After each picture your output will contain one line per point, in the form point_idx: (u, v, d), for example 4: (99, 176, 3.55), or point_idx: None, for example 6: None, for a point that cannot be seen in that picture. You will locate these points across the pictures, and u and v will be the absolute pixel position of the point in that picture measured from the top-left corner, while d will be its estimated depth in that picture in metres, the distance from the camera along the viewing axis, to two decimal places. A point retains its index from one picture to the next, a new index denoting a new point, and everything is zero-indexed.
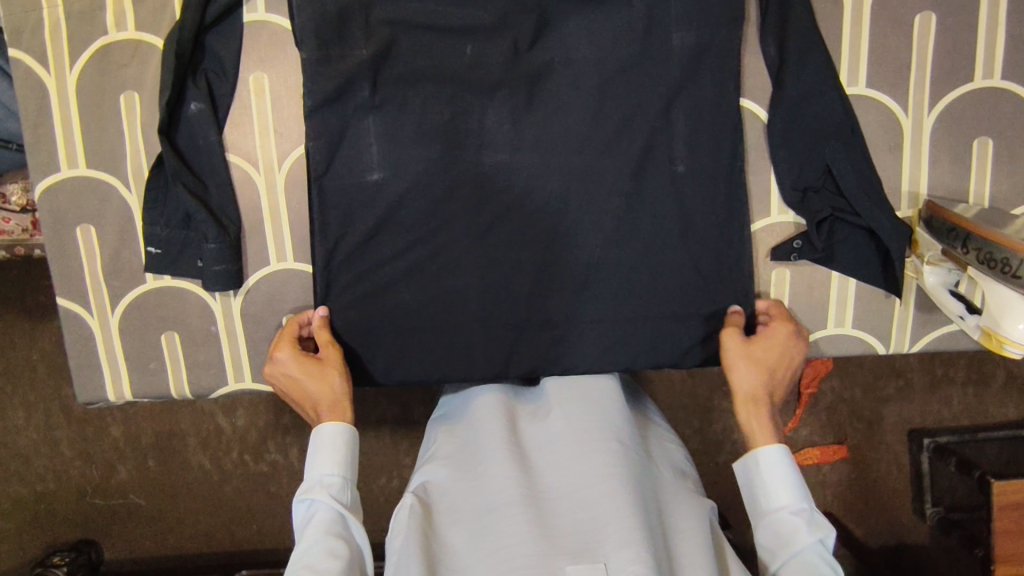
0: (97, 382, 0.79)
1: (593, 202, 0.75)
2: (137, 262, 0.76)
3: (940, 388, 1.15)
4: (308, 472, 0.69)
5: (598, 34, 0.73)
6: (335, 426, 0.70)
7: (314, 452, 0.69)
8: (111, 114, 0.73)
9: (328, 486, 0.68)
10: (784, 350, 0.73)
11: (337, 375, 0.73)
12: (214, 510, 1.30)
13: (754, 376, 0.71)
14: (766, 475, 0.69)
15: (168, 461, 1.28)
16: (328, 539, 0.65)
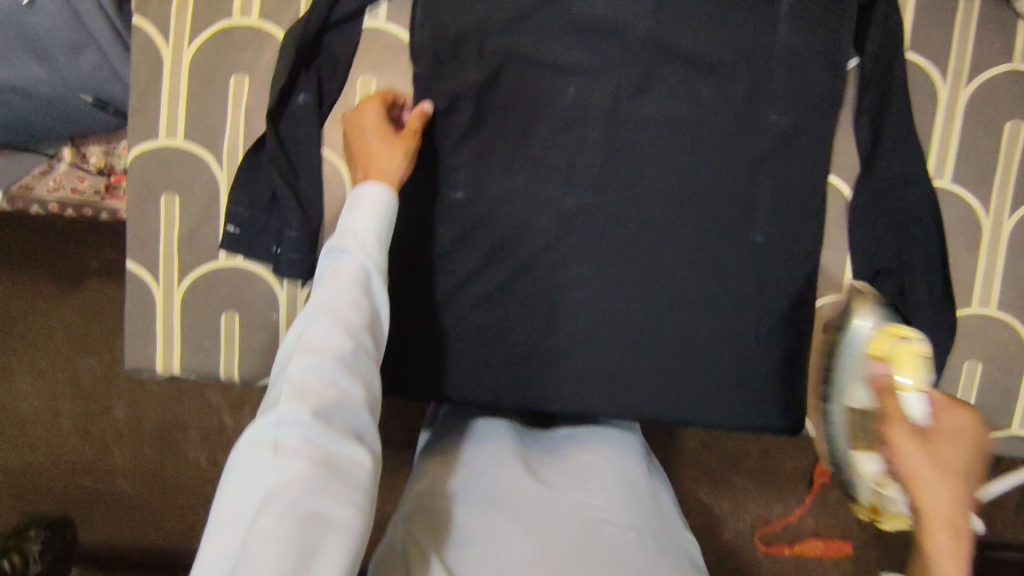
0: (148, 350, 0.79)
1: (666, 251, 0.77)
2: (214, 238, 0.77)
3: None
4: (343, 227, 0.60)
5: (699, 93, 0.75)
6: (381, 187, 0.64)
7: (353, 205, 0.61)
8: (220, 93, 0.75)
9: (361, 237, 0.59)
10: (966, 433, 0.55)
11: (400, 153, 0.68)
12: (202, 511, 1.27)
13: (962, 491, 0.49)
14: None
15: (165, 452, 1.27)
16: (348, 302, 0.54)
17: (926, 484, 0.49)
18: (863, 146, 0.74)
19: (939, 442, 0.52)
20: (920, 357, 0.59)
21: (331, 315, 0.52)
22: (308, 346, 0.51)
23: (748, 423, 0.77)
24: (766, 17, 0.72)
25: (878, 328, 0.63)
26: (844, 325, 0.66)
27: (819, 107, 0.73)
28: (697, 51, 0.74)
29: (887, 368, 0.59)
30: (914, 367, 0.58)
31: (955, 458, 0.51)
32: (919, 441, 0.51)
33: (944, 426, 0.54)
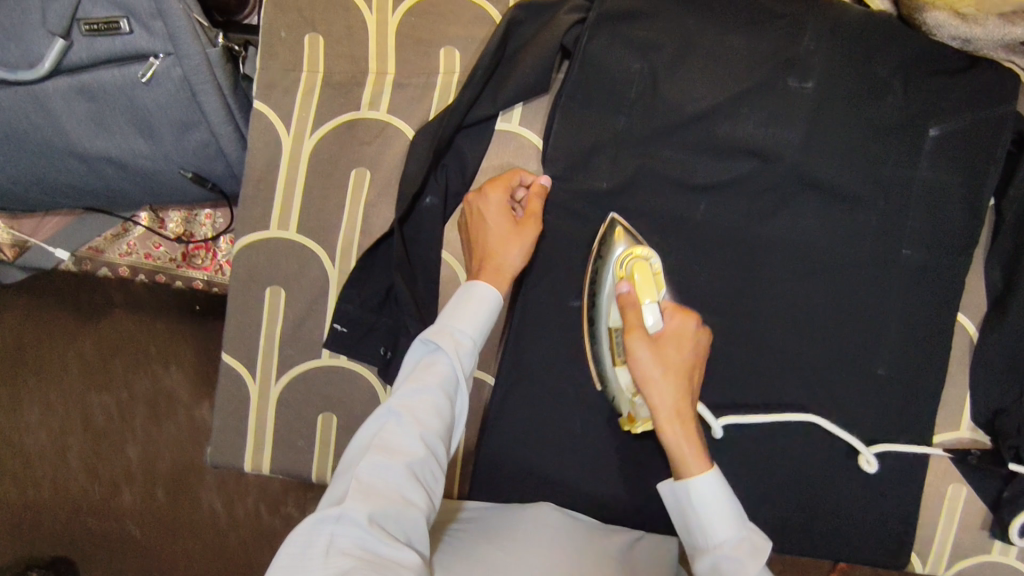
0: (237, 447, 0.75)
1: (788, 379, 0.74)
2: (318, 335, 0.73)
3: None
4: (443, 320, 0.63)
5: (836, 220, 0.72)
6: (492, 293, 0.65)
7: (459, 303, 0.64)
8: (339, 187, 0.72)
9: (459, 343, 0.62)
10: (693, 348, 0.64)
11: (517, 243, 0.67)
12: (211, 559, 1.25)
13: (675, 392, 0.63)
14: (708, 505, 0.60)
15: (176, 495, 1.26)
16: (431, 408, 0.58)
17: (652, 382, 0.63)
18: (994, 287, 0.73)
19: (666, 347, 0.63)
20: (651, 274, 0.66)
21: (413, 415, 0.57)
22: (386, 445, 0.55)
23: (854, 557, 0.76)
24: (912, 151, 0.70)
25: (631, 253, 0.67)
26: (604, 255, 0.69)
27: (955, 245, 0.72)
28: (838, 180, 0.71)
29: (631, 287, 0.66)
30: (654, 296, 0.65)
31: (679, 362, 0.63)
32: (651, 344, 0.63)
33: (672, 331, 0.64)
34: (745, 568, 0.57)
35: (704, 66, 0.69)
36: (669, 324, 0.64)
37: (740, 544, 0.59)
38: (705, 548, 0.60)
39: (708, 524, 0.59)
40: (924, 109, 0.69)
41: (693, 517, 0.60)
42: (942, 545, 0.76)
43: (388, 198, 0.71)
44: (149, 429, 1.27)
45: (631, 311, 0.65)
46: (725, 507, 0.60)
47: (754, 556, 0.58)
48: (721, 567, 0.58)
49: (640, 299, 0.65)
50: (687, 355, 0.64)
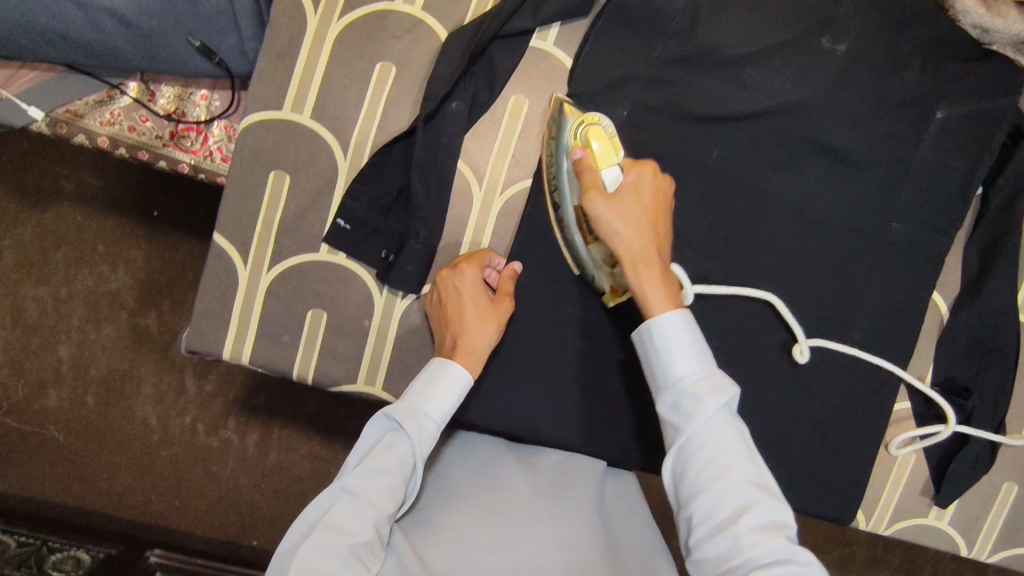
0: (218, 335, 0.72)
1: (775, 333, 0.76)
2: (320, 229, 0.71)
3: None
4: (411, 399, 0.65)
5: (839, 185, 0.75)
6: (461, 373, 0.66)
7: (429, 381, 0.66)
8: (362, 78, 0.69)
9: (423, 425, 0.64)
10: (652, 193, 0.63)
11: (492, 324, 0.68)
12: (140, 474, 1.33)
13: (638, 237, 0.62)
14: (671, 341, 0.60)
15: (109, 403, 1.32)
16: (385, 490, 0.61)
17: (612, 231, 0.62)
18: (971, 270, 0.78)
19: (623, 199, 0.62)
20: (607, 139, 0.66)
21: (368, 495, 0.60)
22: (334, 524, 0.58)
23: (808, 511, 0.79)
24: (919, 129, 0.74)
25: (581, 123, 0.67)
26: (555, 136, 0.69)
27: (940, 225, 0.76)
28: (848, 146, 0.74)
29: (587, 155, 0.65)
30: (612, 155, 0.65)
31: (633, 214, 0.62)
32: (607, 200, 0.62)
33: (628, 183, 0.63)
34: (701, 405, 0.58)
35: (742, 14, 0.70)
36: (627, 177, 0.63)
37: (703, 382, 0.59)
38: (667, 385, 0.60)
39: (673, 362, 0.60)
40: (934, 91, 0.73)
41: (656, 354, 0.61)
42: (885, 505, 0.82)
43: (411, 97, 0.70)
44: (85, 329, 1.31)
45: (585, 170, 0.65)
46: (689, 346, 0.60)
47: (712, 393, 0.58)
48: (680, 404, 0.59)
49: (594, 163, 0.65)
50: (652, 206, 0.63)
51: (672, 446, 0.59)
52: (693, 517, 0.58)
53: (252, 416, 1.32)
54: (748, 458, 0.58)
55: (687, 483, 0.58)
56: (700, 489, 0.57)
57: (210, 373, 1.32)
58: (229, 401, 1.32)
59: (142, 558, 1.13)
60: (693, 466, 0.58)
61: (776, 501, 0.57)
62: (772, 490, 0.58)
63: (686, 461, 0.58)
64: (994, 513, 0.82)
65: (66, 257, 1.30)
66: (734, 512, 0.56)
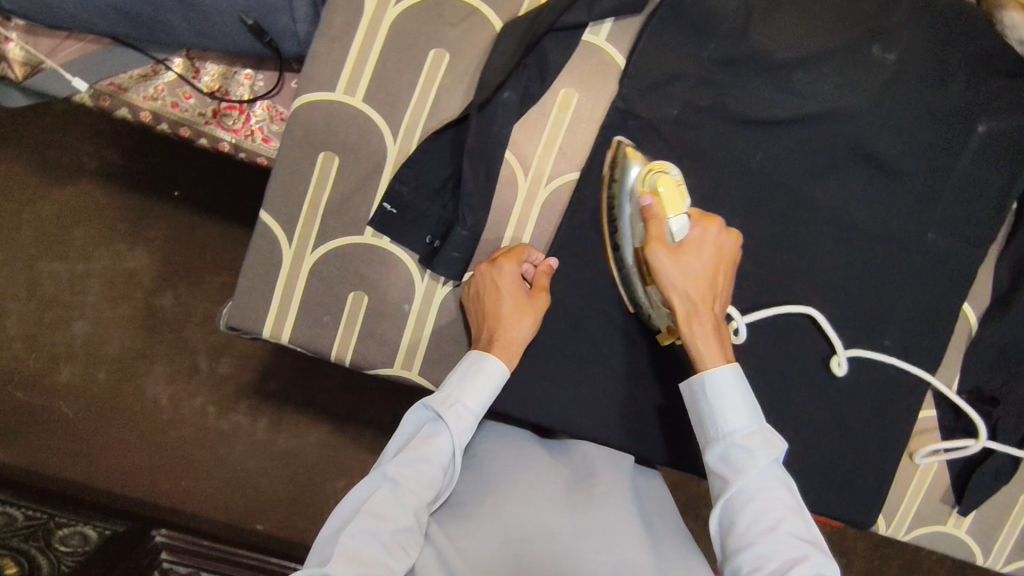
0: (258, 313, 0.72)
1: (807, 335, 0.77)
2: (365, 211, 0.71)
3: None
4: (451, 389, 0.65)
5: (879, 192, 0.76)
6: (499, 365, 0.66)
7: (468, 373, 0.65)
8: (415, 64, 0.70)
9: (462, 417, 0.64)
10: (715, 252, 0.65)
11: (529, 318, 0.69)
12: (149, 453, 1.32)
13: (698, 293, 0.64)
14: (721, 395, 0.62)
15: (121, 380, 1.32)
16: (424, 479, 0.61)
17: (673, 287, 0.64)
18: (1003, 282, 0.79)
19: (688, 257, 0.64)
20: (675, 186, 0.66)
21: (408, 484, 0.60)
22: (376, 511, 0.58)
23: (831, 514, 0.80)
24: (960, 141, 0.75)
25: (648, 170, 0.67)
26: (617, 179, 0.69)
27: (976, 238, 0.77)
28: (890, 155, 0.74)
29: (656, 202, 0.66)
30: (681, 205, 0.66)
31: (698, 272, 0.64)
32: (670, 254, 0.64)
33: (694, 240, 0.65)
34: (754, 460, 0.60)
35: (793, 19, 0.72)
36: (694, 232, 0.65)
37: (753, 437, 0.61)
38: (718, 438, 0.62)
39: (725, 416, 0.62)
40: (978, 105, 0.74)
41: (709, 407, 0.63)
42: (906, 511, 0.83)
43: (463, 85, 0.70)
44: (101, 307, 1.31)
45: (650, 220, 0.66)
46: (741, 402, 0.62)
47: (764, 449, 0.60)
48: (731, 457, 0.61)
49: (665, 214, 0.66)
50: (715, 266, 0.65)
51: (721, 499, 0.61)
52: (742, 569, 0.58)
53: (267, 400, 1.32)
54: (797, 514, 0.59)
55: (737, 534, 0.59)
56: (750, 540, 0.58)
57: (223, 355, 1.32)
58: (244, 383, 1.32)
59: (148, 537, 1.13)
60: (743, 516, 0.59)
61: (826, 558, 0.58)
62: (820, 547, 0.59)
63: (735, 513, 0.60)
64: (1012, 524, 0.83)
65: (86, 231, 1.30)
66: (784, 563, 0.57)
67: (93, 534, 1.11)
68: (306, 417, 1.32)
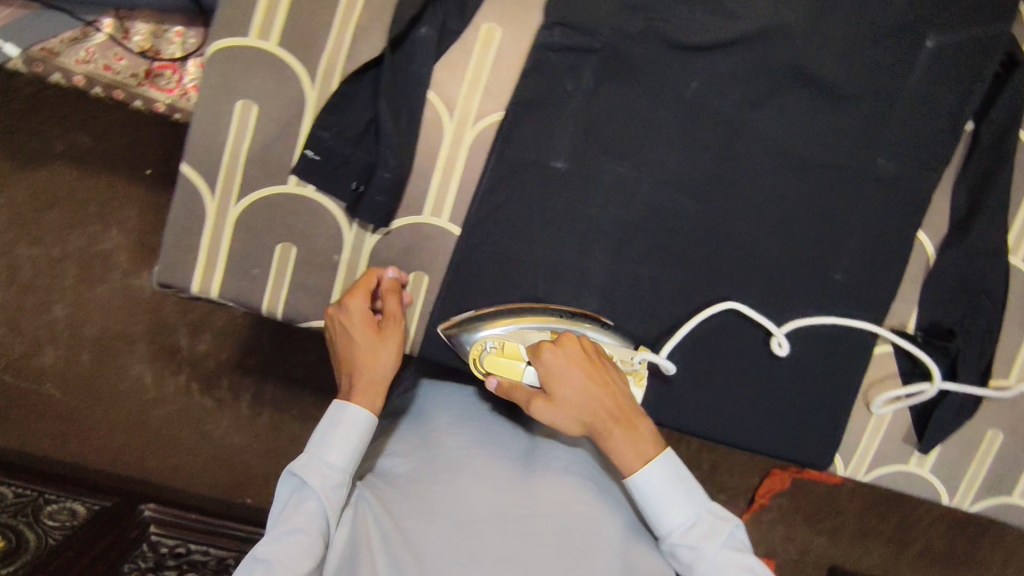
0: (185, 268, 0.71)
1: (750, 270, 0.76)
2: (288, 159, 0.70)
3: (866, 538, 1.26)
4: (312, 449, 0.65)
5: (820, 119, 0.73)
6: (359, 411, 0.66)
7: (330, 428, 0.66)
8: (329, 3, 0.68)
9: (326, 475, 0.64)
10: (574, 365, 0.64)
11: (385, 352, 0.68)
12: (134, 429, 1.33)
13: (589, 421, 0.64)
14: (655, 500, 0.63)
15: (103, 361, 1.30)
16: (299, 552, 0.60)
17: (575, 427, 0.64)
18: (959, 207, 0.76)
19: (560, 394, 0.63)
20: (501, 349, 0.67)
21: (279, 561, 0.59)
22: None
23: (782, 451, 0.80)
24: (905, 59, 0.72)
25: (480, 344, 0.67)
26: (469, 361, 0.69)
27: (925, 161, 0.74)
28: (829, 78, 0.72)
29: (500, 376, 0.67)
30: (511, 362, 0.66)
31: (579, 400, 0.63)
32: (550, 404, 0.64)
33: (549, 377, 0.64)
34: (701, 553, 0.62)
35: None
36: (540, 373, 0.64)
37: (695, 526, 0.63)
38: (664, 535, 0.65)
39: (661, 515, 0.63)
40: (920, 19, 0.71)
41: (645, 507, 0.64)
42: (865, 452, 0.81)
43: (380, 24, 0.68)
44: (79, 289, 1.28)
45: (513, 390, 0.65)
46: (677, 493, 0.64)
47: (706, 539, 0.62)
48: (679, 552, 0.64)
49: (509, 379, 0.66)
50: (592, 380, 0.64)
51: None
52: None
53: (247, 376, 1.30)
54: None
55: None
56: None
57: (203, 333, 1.30)
58: (224, 360, 1.31)
59: (135, 511, 1.12)
60: None
61: None
62: None
63: None
64: (977, 460, 0.81)
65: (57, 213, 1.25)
66: None
67: (80, 507, 1.09)
68: (282, 392, 1.31)
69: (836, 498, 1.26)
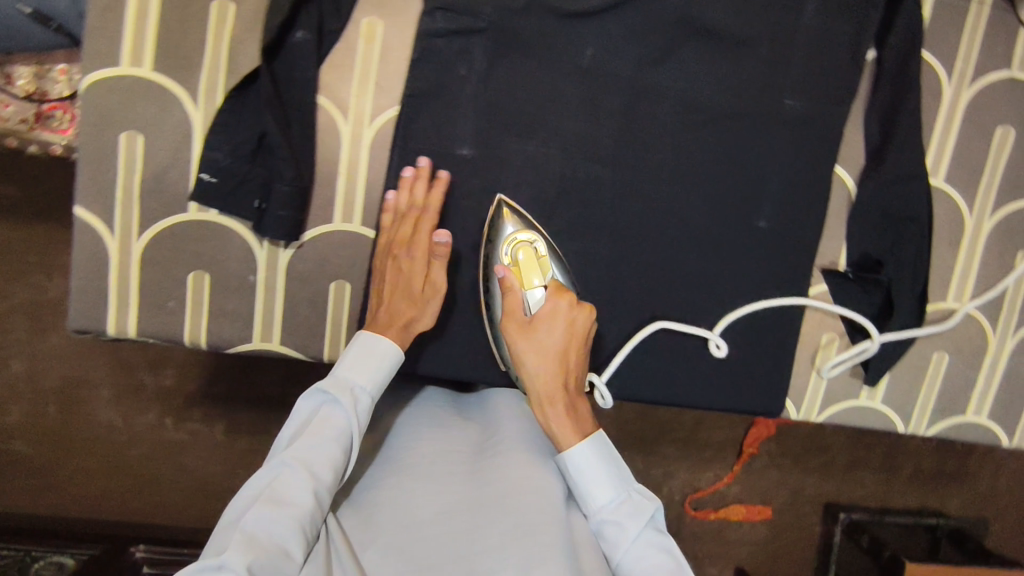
0: (99, 311, 0.69)
1: (675, 231, 0.75)
2: (184, 186, 0.68)
3: (856, 469, 1.24)
4: (340, 370, 0.64)
5: (721, 68, 0.72)
6: (393, 347, 0.66)
7: (354, 352, 0.65)
8: (198, 19, 0.65)
9: (354, 395, 0.63)
10: (567, 332, 0.68)
11: (432, 299, 0.69)
12: (115, 475, 1.15)
13: (545, 375, 0.68)
14: (583, 475, 0.66)
15: (71, 410, 1.13)
16: (325, 461, 0.60)
17: (525, 370, 0.69)
18: (873, 137, 0.75)
19: (540, 330, 0.68)
20: (534, 259, 0.70)
21: (307, 465, 0.59)
22: (274, 496, 0.57)
23: (733, 405, 0.79)
24: None
25: (516, 237, 0.70)
26: (491, 238, 0.71)
27: (831, 95, 0.74)
28: (723, 25, 0.71)
29: (512, 270, 0.70)
30: (533, 273, 0.70)
31: (548, 346, 0.68)
32: (523, 335, 0.68)
33: (546, 312, 0.68)
34: (624, 529, 0.65)
35: None
36: (545, 306, 0.69)
37: (622, 506, 0.66)
38: (589, 514, 0.67)
39: (589, 494, 0.66)
40: None
41: (572, 485, 0.67)
42: (815, 393, 0.81)
43: (255, 34, 0.66)
44: (34, 340, 1.10)
45: (508, 296, 0.69)
46: (603, 473, 0.66)
47: (630, 516, 0.65)
48: (604, 530, 0.66)
49: (521, 281, 0.70)
50: (569, 343, 0.69)
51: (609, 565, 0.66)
52: None
53: (220, 404, 1.13)
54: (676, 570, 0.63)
55: None
56: None
57: (166, 367, 1.14)
58: (199, 391, 1.15)
59: (127, 554, 1.03)
60: None
61: None
62: None
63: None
64: (927, 386, 0.81)
65: None
66: None
67: (70, 561, 1.01)
68: (261, 416, 1.16)
69: (825, 441, 1.22)
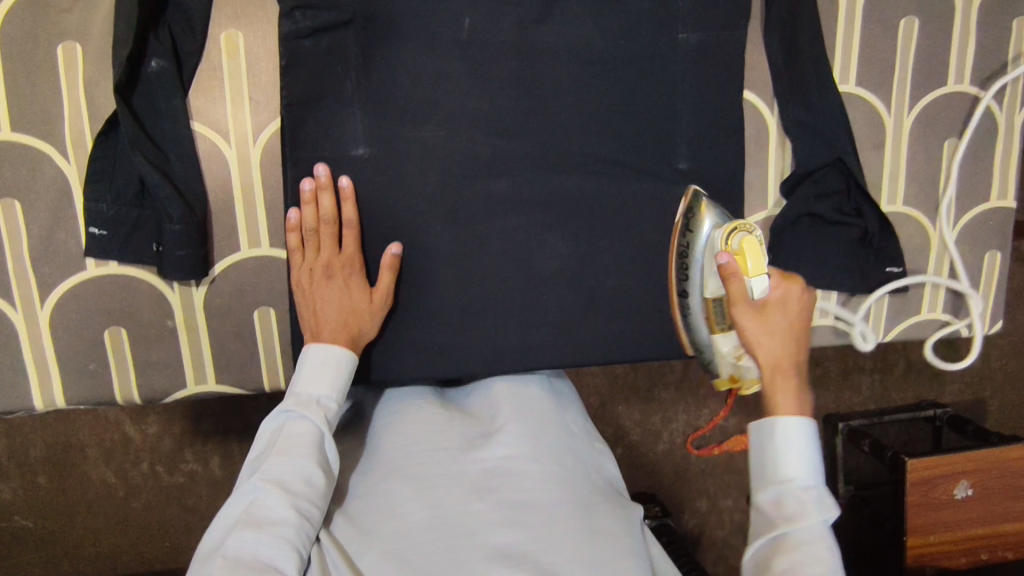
0: (20, 387, 0.67)
1: (594, 189, 0.72)
2: (75, 246, 0.65)
3: (853, 376, 1.18)
4: (301, 384, 0.61)
5: (604, 14, 0.69)
6: (347, 351, 0.63)
7: (311, 363, 0.62)
8: (47, 70, 0.62)
9: (319, 406, 0.61)
10: (800, 313, 0.62)
11: (380, 311, 0.68)
12: (118, 535, 1.01)
13: (782, 350, 0.60)
14: (791, 441, 0.56)
15: (60, 478, 0.99)
16: (299, 479, 0.58)
17: (759, 344, 0.61)
18: (773, 55, 0.73)
19: (770, 312, 0.62)
20: (756, 249, 0.64)
21: (280, 485, 0.57)
22: (254, 518, 0.55)
23: None
24: None
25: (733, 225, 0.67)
26: (692, 229, 0.72)
27: (724, 20, 0.71)
28: None
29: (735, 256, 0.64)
30: (756, 260, 0.63)
31: (782, 325, 0.61)
32: (755, 315, 0.61)
33: (777, 296, 0.62)
34: (809, 510, 0.54)
35: None
36: (775, 292, 0.63)
37: (810, 490, 0.55)
38: (775, 481, 0.56)
39: (788, 461, 0.56)
40: None
41: (768, 448, 0.57)
42: None
43: (110, 73, 0.63)
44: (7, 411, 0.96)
45: (732, 281, 0.62)
46: (810, 453, 0.56)
47: (821, 505, 0.54)
48: (785, 504, 0.55)
49: (743, 267, 0.63)
50: (798, 326, 0.62)
51: (766, 538, 0.55)
52: None
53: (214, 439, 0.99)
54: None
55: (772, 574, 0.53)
56: None
57: (148, 413, 0.99)
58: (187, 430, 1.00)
59: None
60: (783, 560, 0.53)
61: None
62: None
63: (777, 554, 0.53)
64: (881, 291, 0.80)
65: None
66: None
67: None
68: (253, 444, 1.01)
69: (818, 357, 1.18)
